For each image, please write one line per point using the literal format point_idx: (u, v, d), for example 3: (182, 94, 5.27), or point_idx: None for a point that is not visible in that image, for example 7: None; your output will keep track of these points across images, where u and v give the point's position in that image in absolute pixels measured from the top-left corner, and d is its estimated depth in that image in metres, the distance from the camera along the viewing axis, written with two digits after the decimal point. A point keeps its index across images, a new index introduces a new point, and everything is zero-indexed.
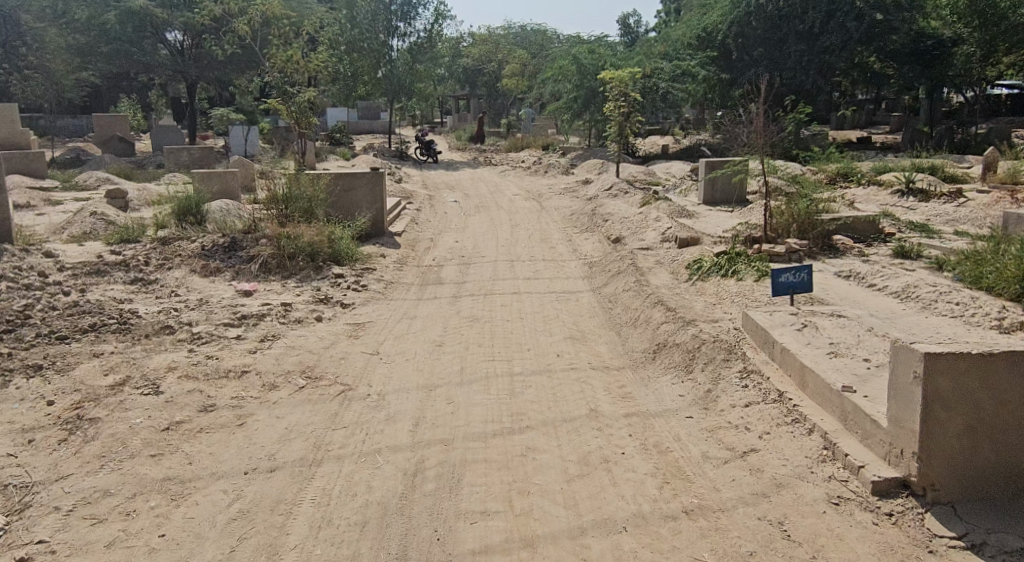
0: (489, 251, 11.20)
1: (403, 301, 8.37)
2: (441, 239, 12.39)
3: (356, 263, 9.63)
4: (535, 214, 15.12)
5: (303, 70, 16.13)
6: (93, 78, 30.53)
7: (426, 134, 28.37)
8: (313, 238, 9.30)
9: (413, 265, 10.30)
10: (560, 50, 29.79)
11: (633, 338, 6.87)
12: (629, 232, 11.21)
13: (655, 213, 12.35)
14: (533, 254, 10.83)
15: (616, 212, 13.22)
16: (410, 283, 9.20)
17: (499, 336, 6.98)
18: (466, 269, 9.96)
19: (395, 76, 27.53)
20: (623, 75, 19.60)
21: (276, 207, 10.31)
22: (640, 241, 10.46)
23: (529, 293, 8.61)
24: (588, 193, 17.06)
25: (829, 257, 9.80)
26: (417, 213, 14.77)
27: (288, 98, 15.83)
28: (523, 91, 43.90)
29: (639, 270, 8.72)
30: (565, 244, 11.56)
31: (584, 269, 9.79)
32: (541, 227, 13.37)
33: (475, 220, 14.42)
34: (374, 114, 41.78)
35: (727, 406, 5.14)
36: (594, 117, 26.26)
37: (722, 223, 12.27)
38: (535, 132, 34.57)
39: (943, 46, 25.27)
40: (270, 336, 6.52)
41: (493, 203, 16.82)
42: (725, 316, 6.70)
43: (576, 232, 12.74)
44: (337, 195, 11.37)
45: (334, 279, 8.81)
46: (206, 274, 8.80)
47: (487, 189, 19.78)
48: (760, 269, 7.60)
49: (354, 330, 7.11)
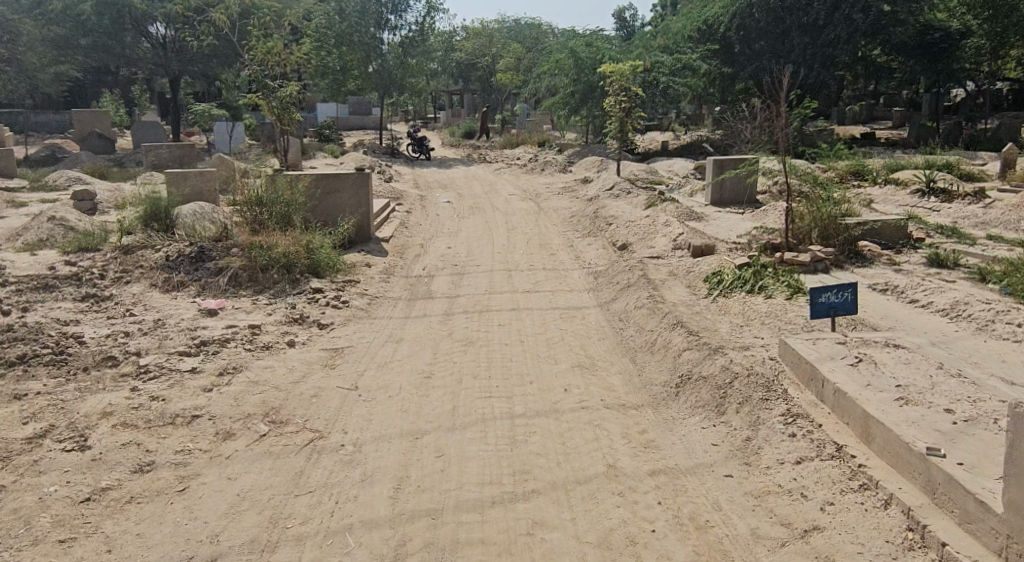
0: (483, 259, 10.34)
1: (388, 319, 7.47)
2: (432, 245, 11.51)
3: (338, 275, 8.73)
4: (533, 216, 14.24)
5: (285, 63, 15.23)
6: (72, 73, 29.52)
7: (418, 131, 27.46)
8: (289, 247, 8.41)
9: (401, 275, 9.41)
10: (556, 43, 28.87)
11: (649, 367, 5.99)
12: (635, 237, 10.35)
13: (662, 216, 11.51)
14: (532, 263, 9.95)
15: (618, 214, 12.37)
16: (397, 297, 8.31)
17: (496, 365, 6.07)
18: (459, 280, 9.08)
19: (386, 70, 26.70)
20: (622, 69, 18.74)
21: (251, 211, 9.41)
22: (648, 249, 9.60)
23: (529, 310, 7.73)
24: (587, 193, 16.21)
25: (856, 266, 8.92)
26: (407, 215, 13.89)
27: (269, 93, 14.92)
28: (518, 86, 43.00)
29: (652, 284, 7.84)
30: (566, 251, 10.69)
31: (589, 281, 8.92)
32: (539, 231, 12.50)
33: (468, 223, 13.53)
34: (365, 110, 40.88)
35: (773, 461, 4.25)
36: (592, 112, 25.39)
37: (735, 227, 11.42)
38: (530, 127, 33.71)
39: (950, 38, 24.11)
40: (229, 367, 5.61)
41: (488, 204, 15.94)
42: (756, 342, 5.82)
43: (577, 236, 11.90)
44: (319, 197, 10.50)
45: (312, 294, 7.90)
46: (168, 289, 7.89)
47: (482, 188, 18.91)
48: (791, 285, 6.72)
49: (330, 357, 6.20)
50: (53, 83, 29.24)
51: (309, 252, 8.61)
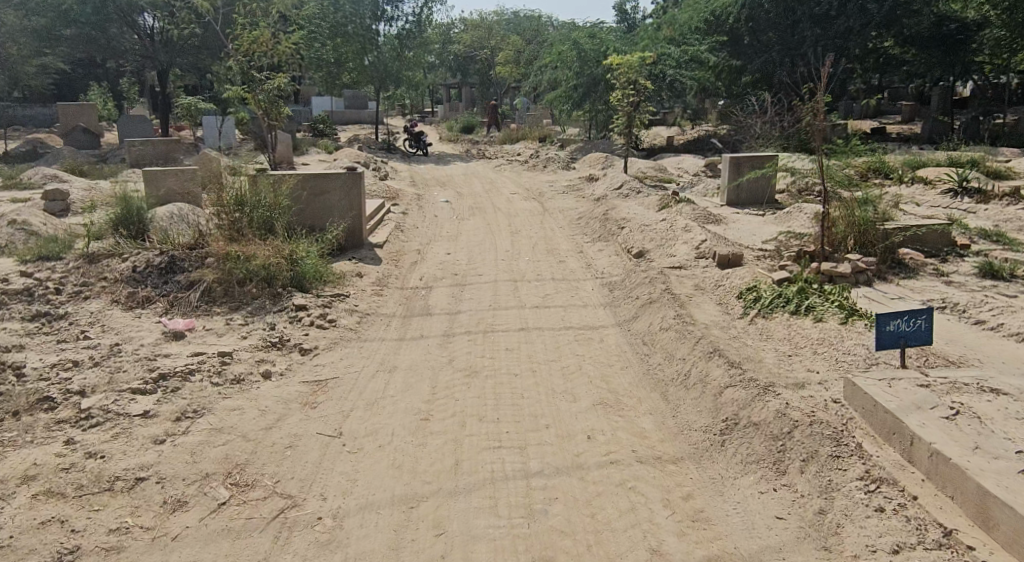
0: (486, 267, 9.46)
1: (381, 343, 6.58)
2: (430, 250, 10.64)
3: (326, 288, 7.86)
4: (537, 217, 13.35)
5: (273, 54, 14.28)
6: (57, 65, 28.54)
7: (416, 126, 26.55)
8: (271, 257, 7.52)
9: (396, 287, 8.55)
10: (557, 35, 27.93)
11: (685, 405, 5.10)
12: (653, 244, 9.47)
13: (680, 218, 10.65)
14: (542, 272, 9.09)
15: (630, 217, 11.48)
16: (392, 314, 7.43)
17: (505, 404, 5.19)
18: (460, 293, 8.22)
19: (382, 63, 25.74)
20: (630, 62, 17.80)
21: (230, 214, 8.46)
22: (668, 258, 8.72)
23: (539, 332, 6.82)
24: (594, 193, 15.33)
25: (901, 278, 8.06)
26: (403, 217, 13.00)
27: (255, 85, 13.99)
28: (517, 79, 42.12)
29: (678, 301, 6.95)
30: (576, 259, 9.82)
31: (605, 295, 8.04)
32: (545, 234, 11.62)
33: (469, 225, 12.64)
34: (361, 104, 39.93)
35: (858, 549, 3.42)
36: (594, 106, 24.46)
37: (760, 232, 10.55)
38: (531, 121, 32.77)
39: (967, 29, 23.39)
40: (188, 410, 4.73)
41: (490, 204, 15.04)
42: (811, 378, 4.94)
43: (587, 241, 11.03)
44: (305, 201, 9.66)
45: (295, 311, 7.03)
46: (131, 306, 7.00)
47: (482, 186, 18.01)
48: (844, 305, 5.85)
49: (311, 393, 5.31)
50: (37, 76, 28.27)
51: (292, 263, 7.71)
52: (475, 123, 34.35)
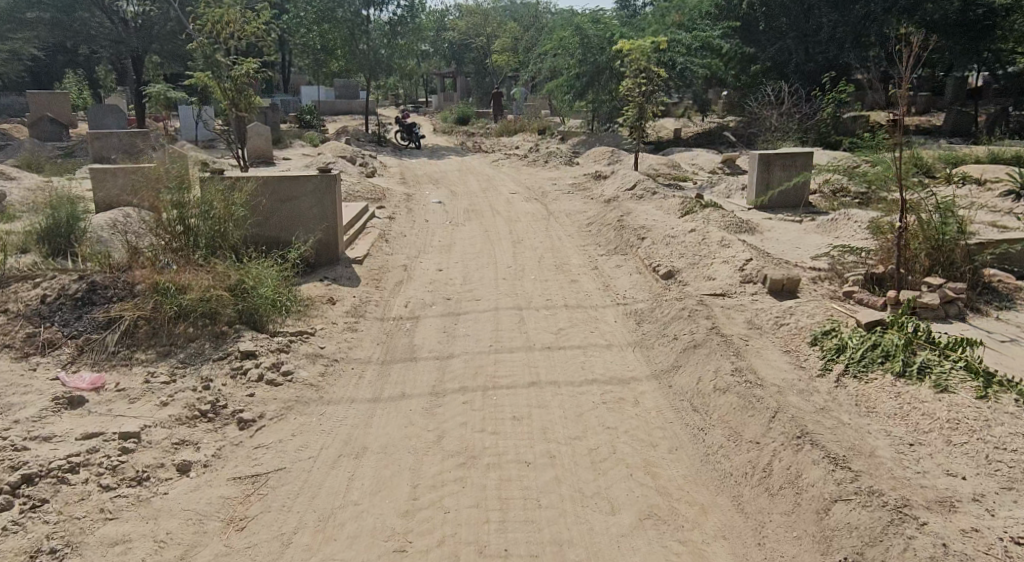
0: (483, 290, 7.95)
1: (349, 406, 5.04)
2: (419, 266, 9.13)
3: (286, 325, 6.32)
4: (541, 222, 11.85)
5: (241, 35, 12.65)
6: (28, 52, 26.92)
7: (408, 118, 24.93)
8: (214, 289, 5.96)
9: (375, 318, 7.03)
10: (559, 21, 26.23)
11: (771, 524, 3.62)
12: (683, 262, 7.94)
13: (709, 228, 9.20)
14: (552, 299, 7.58)
15: (650, 224, 9.99)
16: (366, 360, 5.88)
17: (516, 522, 3.71)
18: (452, 328, 6.69)
19: (373, 50, 24.12)
20: (641, 48, 16.22)
21: (172, 230, 6.87)
22: (706, 281, 7.20)
23: (553, 390, 5.27)
24: (602, 193, 13.80)
25: (996, 309, 6.56)
26: (388, 224, 11.45)
27: (220, 72, 12.39)
28: (515, 69, 40.33)
29: (734, 347, 5.40)
30: (590, 280, 8.33)
31: (632, 332, 6.51)
32: (553, 245, 10.11)
33: (464, 234, 11.10)
34: (351, 93, 38.37)
35: None
36: (598, 97, 22.88)
37: (803, 245, 9.05)
38: (528, 112, 31.22)
39: (995, 14, 20.69)
40: (45, 548, 3.43)
41: (488, 207, 13.50)
42: (960, 492, 3.51)
43: (601, 253, 9.56)
44: (265, 210, 8.17)
45: (241, 360, 5.49)
46: (28, 353, 5.44)
47: (478, 185, 16.47)
48: (973, 367, 4.33)
49: (243, 501, 3.85)
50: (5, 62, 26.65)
51: (239, 295, 6.13)
52: (470, 113, 32.81)
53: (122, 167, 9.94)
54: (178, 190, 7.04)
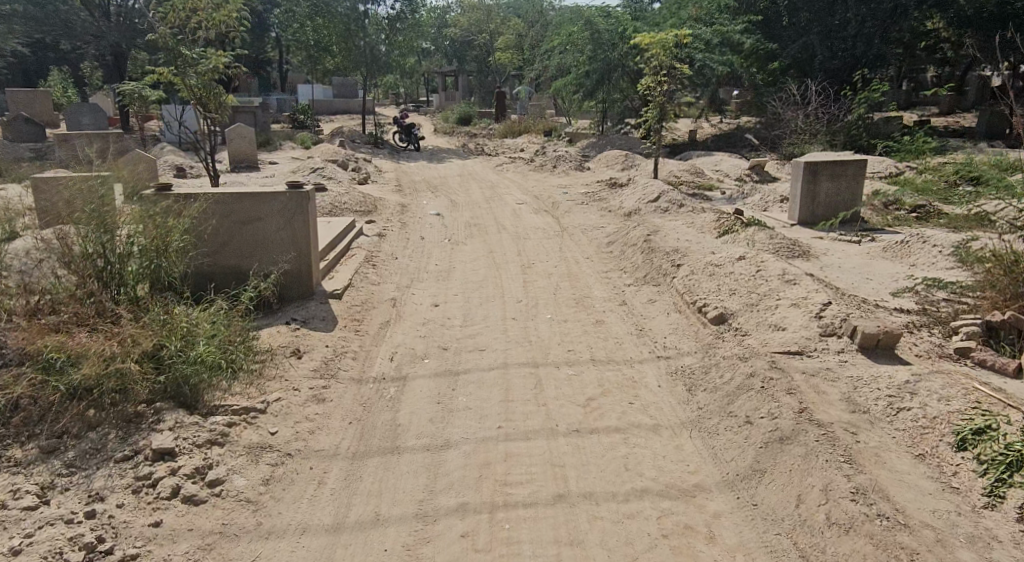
0: (488, 336, 6.48)
1: (296, 542, 3.57)
2: (411, 299, 7.67)
3: (228, 399, 4.81)
4: (553, 241, 10.39)
5: (211, 26, 11.19)
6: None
7: (406, 118, 23.40)
8: (127, 359, 4.43)
9: (349, 381, 5.51)
10: (565, 16, 24.73)
11: None
12: (738, 302, 6.37)
13: (757, 252, 7.71)
14: (575, 351, 6.08)
15: (683, 247, 8.53)
16: (331, 453, 4.36)
17: None
18: (449, 399, 5.18)
19: (369, 46, 22.55)
20: (663, 43, 14.67)
21: (88, 265, 5.30)
22: (773, 332, 5.62)
23: (585, 508, 3.78)
24: (621, 205, 12.29)
25: None
26: (378, 243, 9.96)
27: (184, 66, 10.94)
28: (518, 66, 38.75)
29: (843, 448, 3.87)
30: (618, 323, 6.83)
31: (685, 406, 4.96)
32: (570, 273, 8.62)
33: (464, 256, 9.59)
34: (349, 92, 36.88)
35: None
36: (609, 96, 21.41)
37: (871, 273, 7.54)
38: (533, 113, 29.80)
39: None
40: None
41: (492, 221, 11.99)
42: None
43: (626, 282, 8.08)
44: (223, 233, 6.86)
45: (153, 463, 3.96)
46: None
47: (481, 193, 15.02)
48: None
49: None
50: None
51: (163, 368, 4.61)
52: (472, 113, 31.37)
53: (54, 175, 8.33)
54: (101, 215, 5.51)
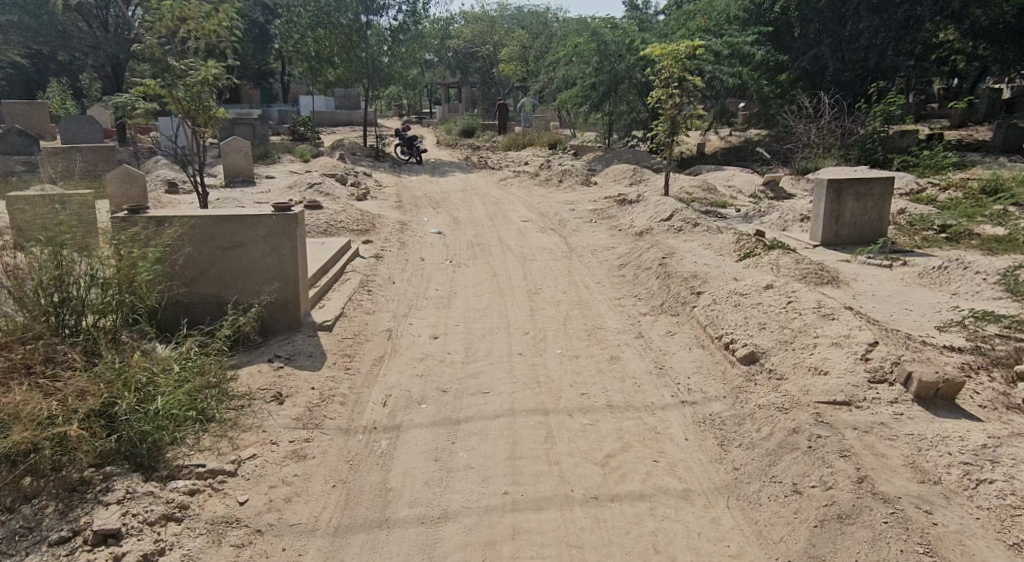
0: (492, 376, 5.87)
1: None
2: (408, 331, 7.08)
3: (194, 459, 4.20)
4: (561, 263, 9.81)
5: (201, 36, 10.67)
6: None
7: (408, 131, 22.90)
8: (70, 422, 3.91)
9: (335, 433, 4.90)
10: (570, 27, 24.25)
11: None
12: (770, 339, 5.73)
13: (783, 279, 7.13)
14: (590, 395, 5.45)
15: (702, 272, 7.94)
16: (313, 531, 3.81)
17: None
18: (447, 456, 4.56)
19: (369, 58, 21.95)
20: (674, 54, 14.11)
21: (43, 300, 4.73)
22: (815, 376, 4.97)
23: None
24: (631, 224, 11.70)
25: None
26: (374, 265, 9.37)
27: (172, 78, 10.40)
28: (523, 78, 38.30)
29: (923, 538, 3.39)
30: (634, 360, 6.20)
31: (719, 466, 4.33)
32: (580, 300, 8.00)
33: (467, 280, 8.98)
34: (352, 103, 36.45)
35: None
36: (615, 109, 20.88)
37: (909, 301, 6.93)
38: (537, 124, 29.29)
39: None
40: None
41: (496, 240, 11.39)
42: None
43: (642, 312, 7.48)
44: (201, 259, 6.33)
45: (93, 548, 3.47)
46: None
47: (485, 209, 14.47)
48: None
49: None
50: None
51: (115, 427, 4.06)
52: (475, 125, 30.88)
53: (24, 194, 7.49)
54: (59, 241, 4.90)
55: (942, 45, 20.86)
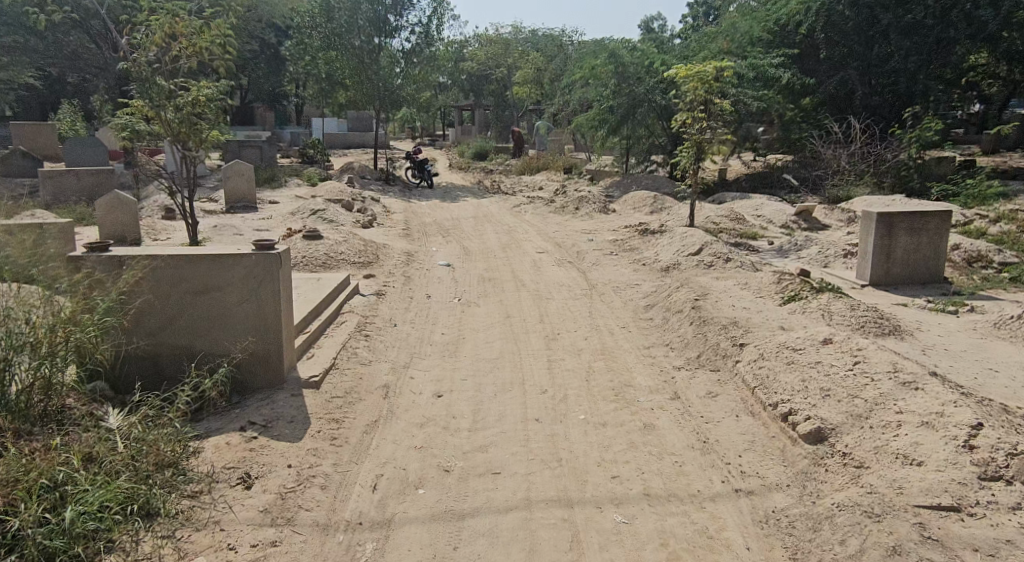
0: (503, 451, 4.95)
1: None
2: (407, 386, 6.16)
3: None
4: (580, 302, 8.90)
5: (194, 55, 9.95)
6: (17, 80, 24.80)
7: (419, 154, 22.16)
8: None
9: (310, 530, 4.02)
10: (587, 48, 23.50)
11: None
12: (838, 410, 4.75)
13: (839, 331, 6.19)
14: (623, 478, 4.53)
15: (743, 318, 7.00)
16: None
17: None
18: None
19: (381, 79, 21.20)
20: (700, 75, 13.25)
21: None
22: (908, 467, 4.00)
23: None
24: (655, 258, 10.80)
25: None
26: (375, 304, 8.51)
27: (160, 100, 9.65)
28: (538, 100, 37.49)
29: None
30: (673, 430, 5.24)
31: None
32: (604, 349, 7.06)
33: (477, 322, 8.05)
34: (364, 125, 35.87)
35: None
36: (633, 133, 20.05)
37: (990, 359, 5.94)
38: (552, 148, 28.45)
39: None
40: None
41: (509, 274, 10.50)
42: None
43: (677, 365, 6.54)
44: (169, 305, 5.47)
45: None
46: None
47: (497, 238, 13.61)
48: None
49: None
50: None
51: (16, 544, 3.45)
52: (489, 148, 30.12)
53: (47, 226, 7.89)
54: None
55: (978, 68, 19.89)
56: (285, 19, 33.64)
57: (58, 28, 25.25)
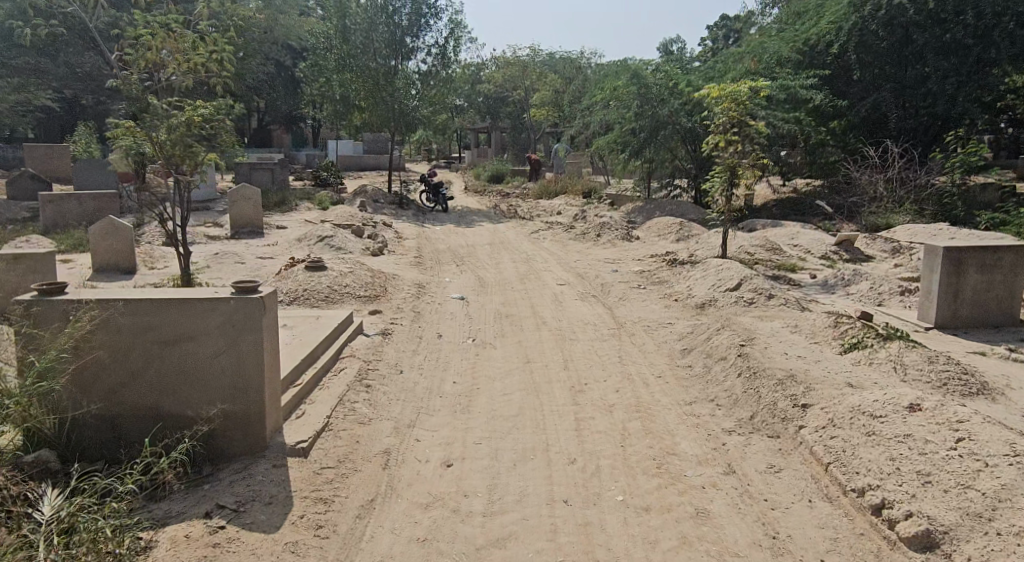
0: (527, 549, 4.08)
1: None
2: (408, 452, 5.24)
3: None
4: (609, 344, 7.96)
5: (189, 73, 9.22)
6: (30, 102, 24.44)
7: (433, 177, 21.40)
8: None
9: None
10: (609, 69, 22.71)
11: None
12: (948, 508, 3.94)
13: (923, 392, 5.21)
14: None
15: (801, 371, 6.03)
16: None
17: None
18: None
19: (395, 100, 20.48)
20: (733, 96, 12.38)
21: None
22: None
23: None
24: (689, 293, 9.84)
25: None
26: (380, 346, 7.62)
27: (152, 120, 8.87)
28: (555, 122, 36.67)
29: None
30: (734, 520, 4.30)
31: None
32: (639, 405, 6.09)
33: (493, 369, 7.12)
34: (380, 148, 35.31)
35: None
36: (657, 156, 19.18)
37: None
38: (571, 171, 27.59)
39: None
40: None
41: (528, 310, 9.58)
42: None
43: (727, 427, 5.57)
44: (131, 359, 4.61)
45: None
46: None
47: (514, 267, 12.74)
48: None
49: None
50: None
51: None
52: (505, 171, 29.34)
53: (17, 254, 7.69)
54: None
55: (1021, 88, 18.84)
56: (301, 41, 33.25)
57: (72, 49, 24.90)
